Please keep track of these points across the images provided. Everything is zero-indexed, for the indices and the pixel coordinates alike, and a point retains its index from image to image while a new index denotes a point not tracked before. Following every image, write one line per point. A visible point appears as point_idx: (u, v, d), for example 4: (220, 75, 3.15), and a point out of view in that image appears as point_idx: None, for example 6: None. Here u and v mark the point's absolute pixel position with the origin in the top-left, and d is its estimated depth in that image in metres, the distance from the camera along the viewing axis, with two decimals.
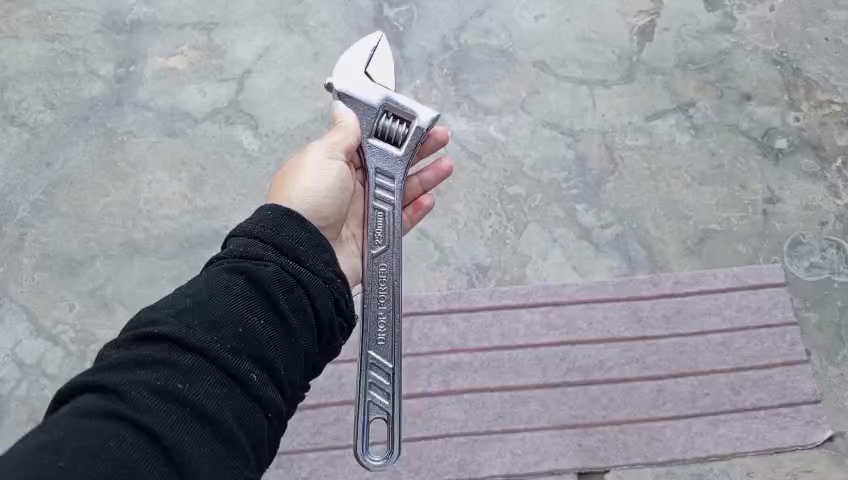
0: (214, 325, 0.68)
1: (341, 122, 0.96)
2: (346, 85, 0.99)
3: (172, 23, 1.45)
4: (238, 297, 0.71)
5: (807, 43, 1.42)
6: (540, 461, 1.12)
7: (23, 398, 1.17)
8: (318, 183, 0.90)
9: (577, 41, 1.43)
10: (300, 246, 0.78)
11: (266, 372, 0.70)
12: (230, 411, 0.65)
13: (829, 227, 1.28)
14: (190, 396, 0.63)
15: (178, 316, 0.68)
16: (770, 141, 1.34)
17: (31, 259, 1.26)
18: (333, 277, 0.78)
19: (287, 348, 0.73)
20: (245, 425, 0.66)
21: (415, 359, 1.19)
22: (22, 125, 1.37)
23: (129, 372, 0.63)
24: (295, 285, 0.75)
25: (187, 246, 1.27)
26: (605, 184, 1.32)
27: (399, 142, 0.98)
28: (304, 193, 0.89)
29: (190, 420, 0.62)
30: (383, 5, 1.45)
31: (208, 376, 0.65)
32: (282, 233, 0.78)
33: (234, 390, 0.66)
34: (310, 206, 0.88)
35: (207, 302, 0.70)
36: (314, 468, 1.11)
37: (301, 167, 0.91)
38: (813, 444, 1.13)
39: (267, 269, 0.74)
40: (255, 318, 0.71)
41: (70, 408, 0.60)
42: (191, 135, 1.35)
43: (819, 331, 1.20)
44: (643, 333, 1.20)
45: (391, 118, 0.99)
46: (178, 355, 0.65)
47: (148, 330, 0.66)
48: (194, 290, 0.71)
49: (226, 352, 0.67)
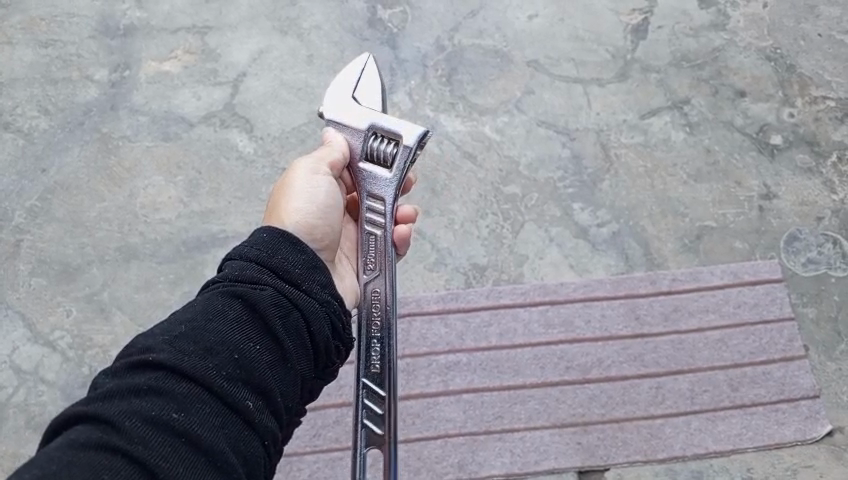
0: (210, 351, 0.68)
1: (330, 138, 0.95)
2: (335, 110, 0.97)
3: (166, 27, 1.45)
4: (233, 323, 0.71)
5: (800, 39, 1.42)
6: (540, 460, 1.12)
7: (21, 404, 1.16)
8: (310, 202, 0.89)
9: (571, 40, 1.43)
10: (295, 269, 0.77)
11: (261, 399, 0.69)
12: (227, 441, 0.64)
13: (825, 222, 1.28)
14: (186, 426, 0.62)
15: (174, 342, 0.67)
16: (765, 137, 1.35)
17: (26, 265, 1.26)
18: (329, 300, 0.78)
19: (283, 373, 0.72)
20: (242, 453, 0.65)
21: (413, 360, 1.19)
22: (17, 131, 1.37)
23: (124, 402, 0.62)
24: (291, 309, 0.74)
25: (183, 250, 1.27)
26: (601, 183, 1.32)
27: (389, 163, 0.94)
28: (296, 211, 0.88)
29: (186, 451, 0.61)
30: (377, 7, 1.46)
31: (203, 404, 0.64)
32: (278, 256, 0.77)
33: (230, 418, 0.65)
34: (302, 226, 0.88)
35: (202, 329, 0.69)
36: (313, 470, 1.11)
37: (292, 187, 0.90)
38: (812, 439, 1.13)
39: (263, 292, 0.73)
40: (250, 344, 0.70)
41: (63, 441, 0.59)
42: (186, 139, 1.35)
43: (817, 326, 1.20)
44: (641, 330, 1.20)
45: (380, 139, 0.95)
46: (173, 383, 0.64)
47: (143, 358, 0.65)
48: (190, 315, 0.71)
49: (222, 379, 0.66)
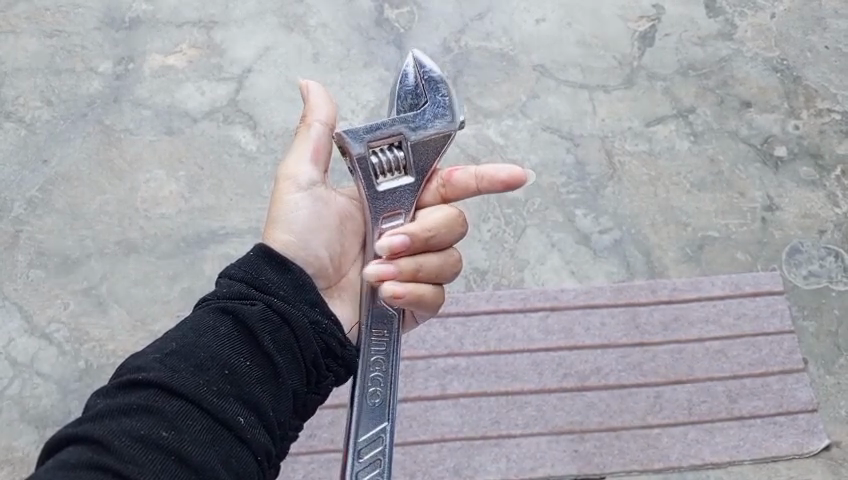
0: (200, 368, 0.65)
1: (312, 116, 0.83)
2: (439, 86, 0.82)
3: (171, 21, 1.45)
4: (225, 339, 0.68)
5: (807, 51, 1.42)
6: (537, 467, 1.11)
7: (15, 397, 1.15)
8: (303, 214, 0.80)
9: (577, 46, 1.43)
10: (285, 288, 0.74)
11: (254, 414, 0.66)
12: (219, 457, 0.61)
13: (827, 235, 1.27)
14: (175, 444, 0.59)
15: (165, 359, 0.64)
16: (770, 148, 1.34)
17: (25, 257, 1.25)
18: (319, 318, 0.75)
19: (275, 388, 0.69)
20: (235, 470, 0.62)
21: (412, 363, 1.18)
22: (19, 121, 1.36)
23: (114, 422, 0.59)
24: (282, 325, 0.71)
25: (183, 245, 1.26)
26: (605, 189, 1.31)
27: (386, 172, 0.80)
28: (288, 229, 0.79)
29: (176, 469, 0.58)
30: (384, 6, 1.45)
31: (194, 421, 0.61)
32: (268, 275, 0.74)
33: (222, 435, 0.62)
34: (294, 245, 0.79)
35: (193, 345, 0.66)
36: (308, 470, 1.10)
37: (284, 195, 0.81)
38: (808, 453, 1.12)
39: (253, 308, 0.70)
40: (241, 361, 0.67)
41: (52, 463, 0.56)
42: (189, 135, 1.35)
43: (816, 338, 1.20)
44: (641, 338, 1.19)
45: (388, 144, 0.80)
46: (164, 401, 0.61)
47: (133, 377, 0.62)
48: (180, 333, 0.67)
49: (212, 396, 0.63)
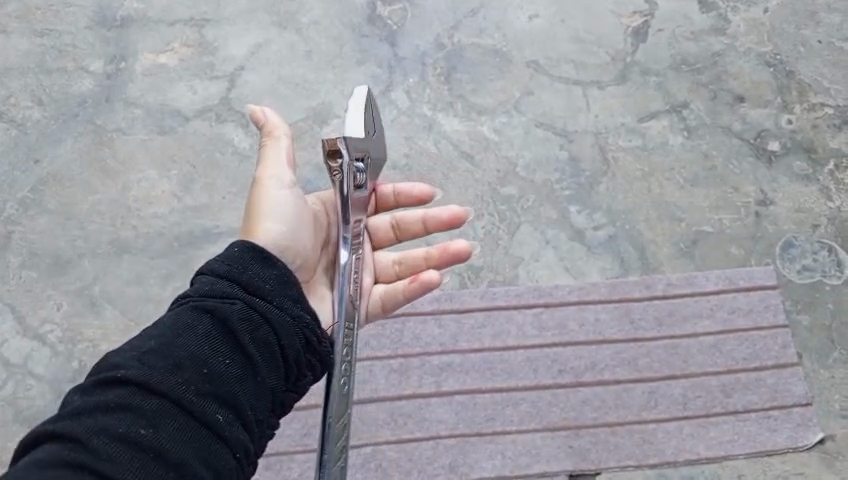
0: (179, 367, 0.64)
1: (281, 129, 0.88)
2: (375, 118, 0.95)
3: (163, 19, 1.44)
4: (205, 338, 0.67)
5: (800, 45, 1.42)
6: (532, 463, 1.11)
7: (8, 398, 1.15)
8: (286, 212, 0.83)
9: (570, 42, 1.43)
10: (268, 285, 0.74)
11: (233, 412, 0.66)
12: (197, 455, 0.61)
13: (821, 230, 1.27)
14: (153, 442, 0.59)
15: (143, 358, 0.64)
16: (763, 143, 1.34)
17: (17, 258, 1.25)
18: (301, 315, 0.75)
19: (255, 386, 0.68)
20: (213, 468, 0.62)
21: (406, 361, 1.18)
22: (10, 121, 1.36)
23: (90, 419, 0.59)
24: (263, 323, 0.71)
25: (176, 245, 1.25)
26: (598, 185, 1.31)
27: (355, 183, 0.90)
28: (275, 225, 0.81)
29: (153, 466, 0.59)
30: (376, 3, 1.45)
31: (172, 420, 0.61)
32: (250, 271, 0.73)
33: (200, 433, 0.62)
34: (282, 240, 0.81)
35: (172, 343, 0.66)
36: (303, 469, 1.10)
37: (264, 196, 0.83)
38: (803, 447, 1.13)
39: (233, 307, 0.70)
40: (220, 359, 0.67)
41: (29, 460, 0.56)
42: (181, 134, 1.34)
43: (810, 333, 1.20)
44: (635, 333, 1.20)
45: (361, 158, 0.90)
46: (141, 399, 0.61)
47: (110, 374, 0.62)
48: (159, 330, 0.67)
49: (191, 395, 0.63)
